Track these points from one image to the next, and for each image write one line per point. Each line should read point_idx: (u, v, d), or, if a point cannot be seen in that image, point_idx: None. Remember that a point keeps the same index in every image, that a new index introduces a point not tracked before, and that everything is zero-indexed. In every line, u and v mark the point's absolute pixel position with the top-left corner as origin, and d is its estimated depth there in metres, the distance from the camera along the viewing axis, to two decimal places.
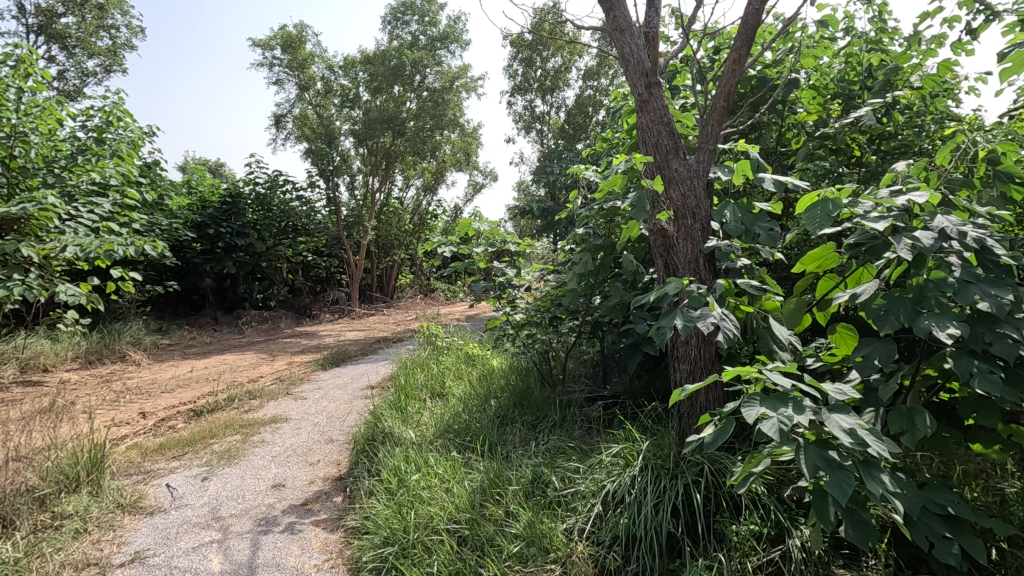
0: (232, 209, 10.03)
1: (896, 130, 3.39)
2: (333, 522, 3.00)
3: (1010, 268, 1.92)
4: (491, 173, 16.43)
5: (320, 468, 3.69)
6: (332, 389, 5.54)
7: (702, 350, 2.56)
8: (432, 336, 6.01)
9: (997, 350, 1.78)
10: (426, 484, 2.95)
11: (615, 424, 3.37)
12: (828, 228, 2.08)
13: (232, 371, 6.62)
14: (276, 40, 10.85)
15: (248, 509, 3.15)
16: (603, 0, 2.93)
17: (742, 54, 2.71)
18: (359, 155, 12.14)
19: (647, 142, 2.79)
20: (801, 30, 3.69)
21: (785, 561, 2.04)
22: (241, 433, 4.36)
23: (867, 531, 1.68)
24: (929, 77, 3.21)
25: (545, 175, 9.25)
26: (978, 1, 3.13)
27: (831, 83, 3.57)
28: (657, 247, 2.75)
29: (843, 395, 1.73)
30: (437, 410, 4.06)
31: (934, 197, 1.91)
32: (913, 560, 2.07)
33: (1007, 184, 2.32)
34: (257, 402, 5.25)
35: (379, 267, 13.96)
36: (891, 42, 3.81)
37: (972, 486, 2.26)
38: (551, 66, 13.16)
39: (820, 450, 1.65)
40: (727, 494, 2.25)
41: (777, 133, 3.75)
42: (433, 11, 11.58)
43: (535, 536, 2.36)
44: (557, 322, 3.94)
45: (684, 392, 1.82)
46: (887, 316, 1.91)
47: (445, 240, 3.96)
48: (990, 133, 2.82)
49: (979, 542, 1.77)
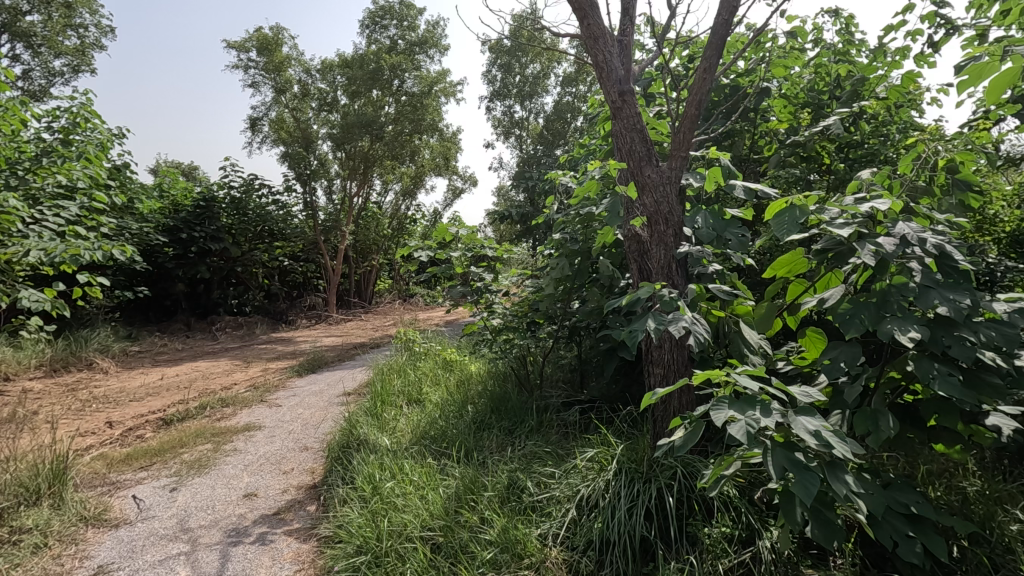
0: (206, 213, 9.85)
1: (863, 139, 3.46)
2: (306, 531, 2.95)
3: (968, 274, 1.97)
4: (470, 178, 16.44)
5: (295, 476, 3.63)
6: (309, 396, 5.46)
7: (675, 354, 2.59)
8: (410, 342, 5.96)
9: (955, 353, 1.84)
10: (400, 491, 2.91)
11: (591, 429, 3.39)
12: (796, 233, 2.12)
13: (204, 378, 6.48)
14: (251, 42, 10.70)
15: (218, 520, 3.08)
16: (578, 7, 2.95)
17: (712, 63, 2.76)
18: (337, 159, 12.05)
19: (621, 149, 2.83)
20: (772, 40, 3.80)
21: (755, 562, 2.06)
22: (213, 441, 4.26)
23: (833, 532, 1.72)
24: (894, 87, 3.32)
25: (523, 180, 9.27)
26: (939, 16, 3.27)
27: (801, 93, 3.66)
28: (631, 251, 2.77)
29: (809, 397, 1.77)
30: (413, 417, 4.03)
31: (896, 205, 1.96)
32: (879, 560, 2.10)
33: (965, 191, 2.42)
34: (231, 409, 5.15)
35: (358, 273, 13.84)
36: (858, 53, 3.92)
37: (936, 485, 2.32)
38: (529, 72, 13.24)
39: (787, 451, 1.68)
40: (699, 497, 2.27)
41: (750, 141, 3.83)
42: (412, 15, 11.55)
43: (509, 542, 2.36)
44: (534, 328, 3.97)
45: (655, 395, 1.82)
46: (852, 320, 1.96)
47: (422, 244, 3.89)
48: (951, 143, 2.91)
49: (940, 540, 1.82)
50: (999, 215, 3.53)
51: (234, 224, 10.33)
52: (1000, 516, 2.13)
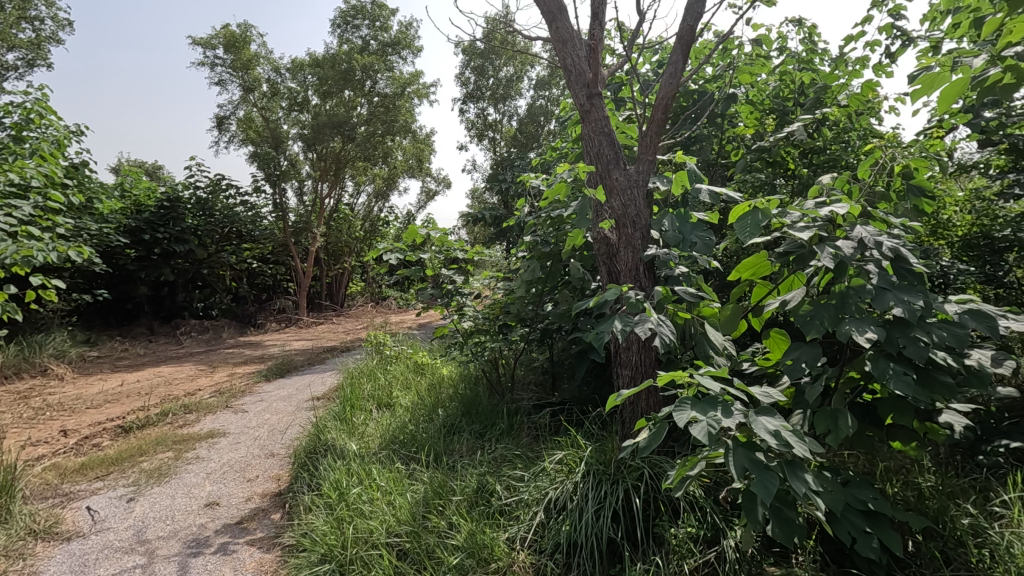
0: (170, 213, 9.58)
1: (826, 145, 3.56)
2: (268, 541, 2.87)
3: (922, 275, 2.03)
4: (444, 180, 16.39)
5: (258, 484, 3.53)
6: (276, 401, 5.35)
7: (642, 356, 2.62)
8: (380, 345, 5.91)
9: (910, 353, 1.89)
10: (367, 498, 2.87)
11: (561, 431, 3.40)
12: (758, 236, 2.16)
13: (167, 383, 6.29)
14: (217, 40, 10.45)
15: (176, 531, 2.98)
16: (546, 10, 2.98)
17: (678, 68, 2.81)
18: (307, 160, 11.86)
19: (590, 152, 2.86)
20: (738, 48, 3.88)
21: (720, 562, 2.08)
22: (173, 449, 4.12)
23: (792, 530, 1.76)
24: (855, 95, 3.40)
25: (497, 183, 9.28)
26: (896, 27, 3.38)
27: (766, 100, 3.77)
28: (600, 254, 2.79)
29: (770, 398, 1.80)
30: (383, 421, 3.98)
31: (854, 209, 2.01)
32: (838, 555, 2.13)
33: (920, 197, 2.49)
34: (194, 416, 5.00)
35: (329, 275, 13.64)
36: (821, 62, 4.03)
37: (893, 481, 2.38)
38: (503, 75, 13.25)
39: (748, 451, 1.70)
40: (665, 498, 2.28)
41: (717, 146, 3.93)
42: (384, 16, 11.44)
43: (475, 547, 2.33)
44: (506, 330, 3.90)
45: (619, 397, 1.83)
46: (812, 322, 2.00)
47: (391, 247, 3.82)
48: (907, 150, 3.00)
49: (896, 535, 1.87)
50: (952, 220, 3.70)
51: (201, 225, 10.05)
52: (952, 511, 2.18)
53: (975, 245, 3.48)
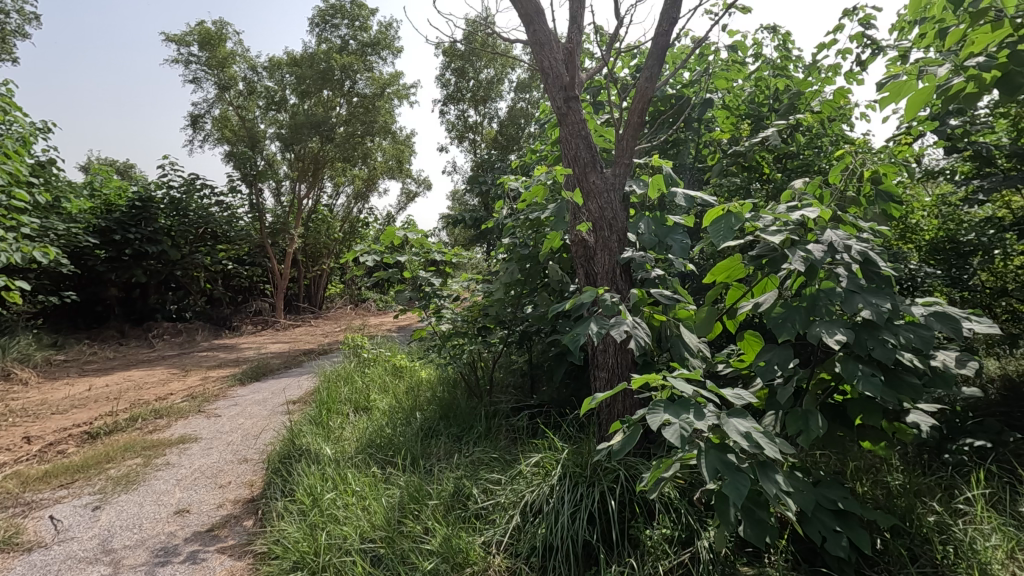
0: (142, 214, 9.36)
1: (799, 150, 3.61)
2: (240, 548, 2.80)
3: (890, 278, 2.07)
4: (425, 181, 16.31)
5: (231, 491, 3.45)
6: (250, 405, 5.25)
7: (619, 358, 2.65)
8: (358, 348, 5.84)
9: (877, 355, 1.93)
10: (342, 503, 2.83)
11: (539, 433, 3.40)
12: (731, 240, 2.18)
13: (137, 388, 6.13)
14: (192, 36, 10.24)
15: (144, 539, 2.90)
16: (524, 13, 2.99)
17: (654, 73, 2.84)
18: (285, 160, 11.71)
19: (567, 155, 2.86)
20: (714, 54, 3.94)
21: (694, 562, 2.10)
22: (143, 455, 4.02)
23: (764, 530, 1.78)
24: (827, 102, 3.47)
25: (478, 185, 9.25)
26: (866, 36, 3.47)
27: (742, 106, 3.83)
28: (577, 256, 2.80)
29: (741, 400, 1.82)
30: (360, 425, 3.93)
31: (825, 213, 2.05)
32: (810, 555, 2.15)
33: (888, 202, 2.55)
34: (164, 421, 4.88)
35: (307, 277, 13.45)
36: (795, 69, 4.11)
37: (863, 481, 2.44)
38: (483, 77, 13.23)
39: (720, 453, 1.71)
40: (640, 500, 2.29)
41: (695, 150, 3.98)
42: (364, 15, 11.33)
43: (450, 551, 2.31)
44: (485, 333, 3.89)
45: (594, 400, 1.83)
46: (784, 324, 2.02)
47: (368, 248, 3.78)
48: (877, 156, 3.06)
49: (865, 534, 1.91)
50: (920, 224, 3.80)
51: (174, 225, 9.83)
52: (918, 508, 2.23)
53: (942, 249, 3.58)
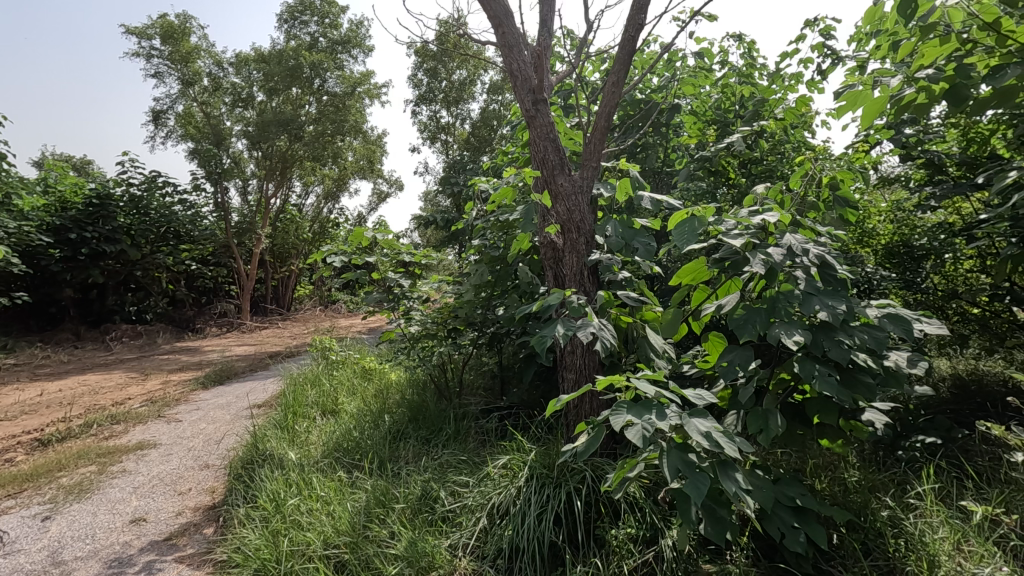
0: (100, 212, 9.03)
1: (763, 156, 3.71)
2: (199, 557, 2.72)
3: (846, 281, 2.14)
4: (396, 182, 16.16)
5: (191, 498, 3.35)
6: (213, 409, 5.10)
7: (586, 360, 2.67)
8: (326, 350, 5.74)
9: (833, 356, 1.99)
10: (306, 509, 2.78)
11: (508, 435, 3.40)
12: (695, 243, 2.23)
13: (93, 392, 5.90)
14: (154, 30, 9.94)
15: (97, 550, 2.79)
16: (493, 15, 2.99)
17: (620, 77, 2.88)
18: (252, 158, 11.47)
19: (536, 157, 2.88)
20: (682, 60, 4.02)
21: (657, 561, 2.13)
22: (98, 462, 3.87)
23: (723, 528, 1.81)
24: (790, 110, 3.57)
25: (449, 185, 9.20)
26: (827, 47, 3.59)
27: (709, 112, 3.92)
28: (546, 258, 2.81)
29: (702, 400, 1.85)
30: (326, 428, 3.87)
31: (784, 218, 2.10)
32: (769, 550, 2.20)
33: (845, 208, 2.63)
34: (122, 426, 4.71)
35: (275, 278, 13.18)
36: (759, 77, 4.22)
37: (821, 478, 2.51)
38: (455, 78, 13.18)
39: (681, 453, 1.74)
40: (606, 500, 2.32)
41: (663, 154, 4.05)
42: (333, 13, 11.17)
43: (416, 555, 2.29)
44: (456, 334, 3.86)
45: (559, 401, 1.84)
46: (745, 325, 2.07)
47: (336, 249, 3.73)
48: (836, 163, 3.16)
49: (821, 530, 1.96)
50: (876, 229, 3.94)
51: (134, 224, 9.51)
52: (873, 504, 2.30)
53: (897, 253, 3.71)
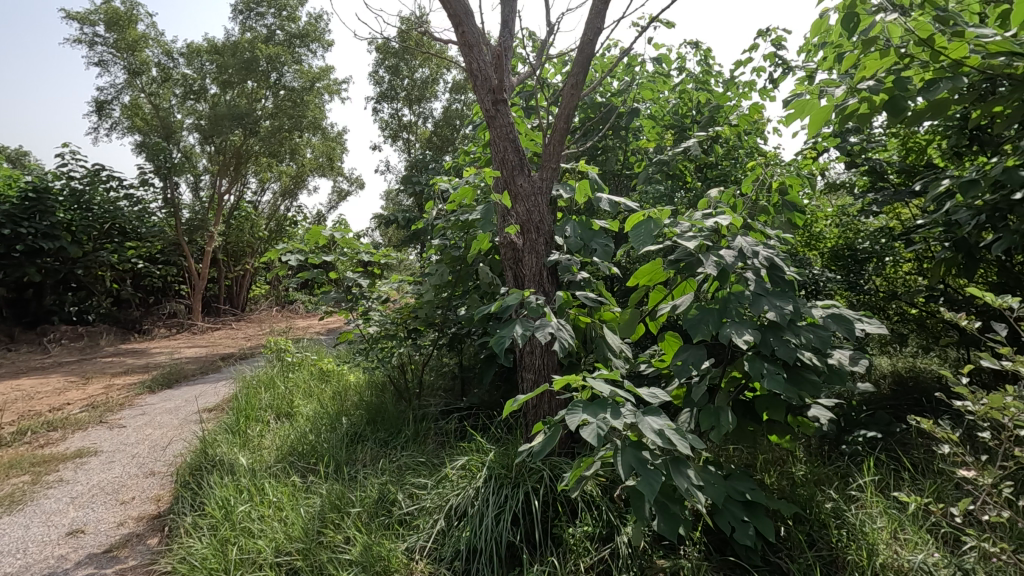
0: (36, 207, 8.52)
1: (718, 160, 3.83)
2: (143, 568, 2.60)
3: (793, 282, 2.22)
4: (357, 181, 15.86)
5: (134, 507, 3.20)
6: (160, 414, 4.89)
7: (545, 359, 2.69)
8: (281, 351, 5.57)
9: (781, 354, 2.07)
10: (257, 515, 2.69)
11: (467, 436, 3.39)
12: (651, 245, 2.27)
13: (28, 398, 5.56)
14: (97, 16, 9.46)
15: (28, 565, 2.64)
16: (453, 14, 2.97)
17: (579, 80, 2.90)
18: (205, 153, 11.05)
19: (496, 157, 2.88)
20: (641, 65, 4.09)
21: (613, 557, 2.16)
22: (31, 472, 3.65)
23: (676, 523, 1.85)
24: (743, 117, 3.69)
25: (411, 184, 9.08)
26: (778, 57, 3.72)
27: (666, 116, 4.00)
28: (506, 257, 2.81)
29: (657, 398, 1.89)
30: (281, 432, 3.75)
31: (735, 221, 2.16)
32: (720, 544, 2.27)
33: (793, 211, 2.74)
34: (59, 433, 4.46)
35: (229, 277, 12.73)
36: (715, 83, 4.34)
37: (770, 472, 2.60)
38: (418, 76, 13.05)
39: (635, 450, 1.77)
40: (563, 499, 2.34)
41: (623, 157, 4.12)
42: (291, 5, 10.88)
43: (371, 559, 2.25)
44: (416, 335, 3.81)
45: (515, 401, 1.84)
46: (698, 325, 2.12)
47: (292, 247, 3.64)
48: (785, 168, 3.28)
49: (769, 523, 2.03)
50: (823, 233, 4.12)
51: (74, 220, 9.03)
52: (818, 496, 2.39)
53: (841, 256, 3.90)
